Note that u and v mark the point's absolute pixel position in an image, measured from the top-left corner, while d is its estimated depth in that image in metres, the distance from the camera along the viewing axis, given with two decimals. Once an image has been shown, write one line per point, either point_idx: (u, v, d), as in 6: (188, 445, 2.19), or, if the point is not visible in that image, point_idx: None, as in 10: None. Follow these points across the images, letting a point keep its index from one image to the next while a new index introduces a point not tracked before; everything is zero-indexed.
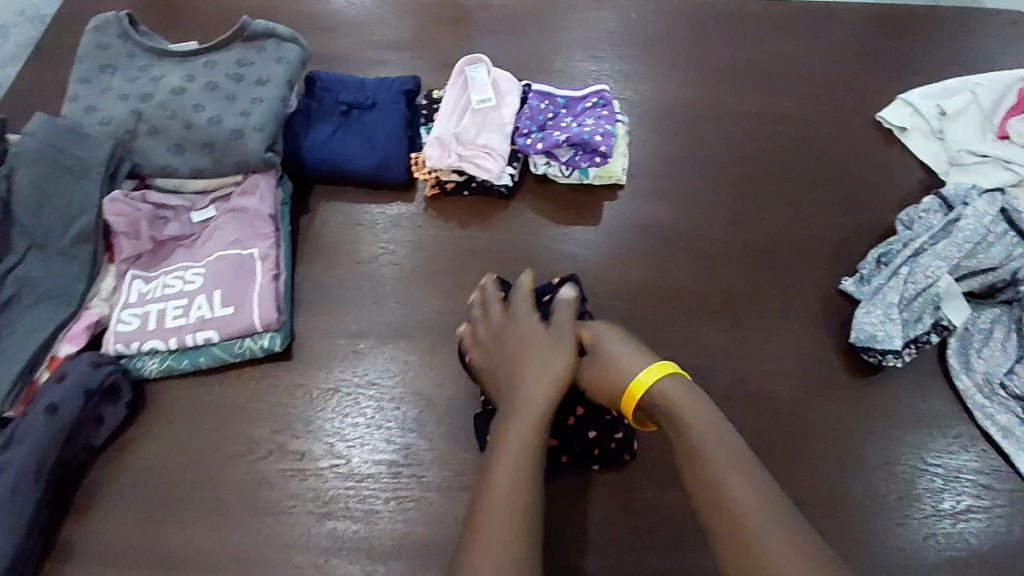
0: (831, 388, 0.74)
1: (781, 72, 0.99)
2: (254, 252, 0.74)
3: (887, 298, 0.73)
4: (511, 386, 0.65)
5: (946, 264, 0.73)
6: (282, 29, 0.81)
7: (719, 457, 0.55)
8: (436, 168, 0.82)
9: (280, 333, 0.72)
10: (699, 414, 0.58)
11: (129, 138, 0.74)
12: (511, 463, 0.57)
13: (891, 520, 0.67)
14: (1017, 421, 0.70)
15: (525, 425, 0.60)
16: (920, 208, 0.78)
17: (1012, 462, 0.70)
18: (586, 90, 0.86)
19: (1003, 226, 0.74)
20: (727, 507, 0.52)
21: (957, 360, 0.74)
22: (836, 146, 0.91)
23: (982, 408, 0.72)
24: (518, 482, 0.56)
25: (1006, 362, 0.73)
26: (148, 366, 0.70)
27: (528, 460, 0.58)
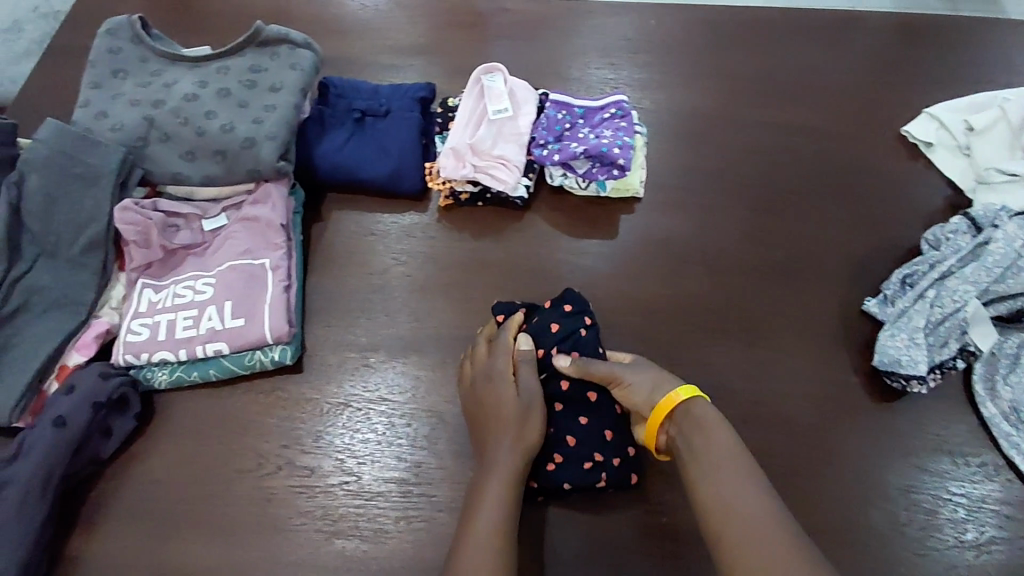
0: (852, 413, 0.72)
1: (803, 84, 0.96)
2: (265, 262, 0.73)
3: (914, 322, 0.71)
4: (489, 432, 0.64)
5: (975, 288, 0.71)
6: (296, 35, 0.80)
7: (726, 475, 0.57)
8: (451, 179, 0.80)
9: (291, 346, 0.71)
10: (715, 432, 0.60)
11: (140, 145, 0.73)
12: (490, 513, 0.58)
13: (911, 551, 0.65)
14: None
15: (501, 471, 0.60)
16: (947, 228, 0.76)
17: None
18: (604, 101, 0.84)
19: None
20: (728, 518, 0.54)
21: (982, 386, 0.72)
22: (859, 161, 0.89)
23: (1008, 436, 0.70)
24: (503, 530, 0.57)
25: None
26: (158, 378, 0.69)
27: (508, 509, 0.58)
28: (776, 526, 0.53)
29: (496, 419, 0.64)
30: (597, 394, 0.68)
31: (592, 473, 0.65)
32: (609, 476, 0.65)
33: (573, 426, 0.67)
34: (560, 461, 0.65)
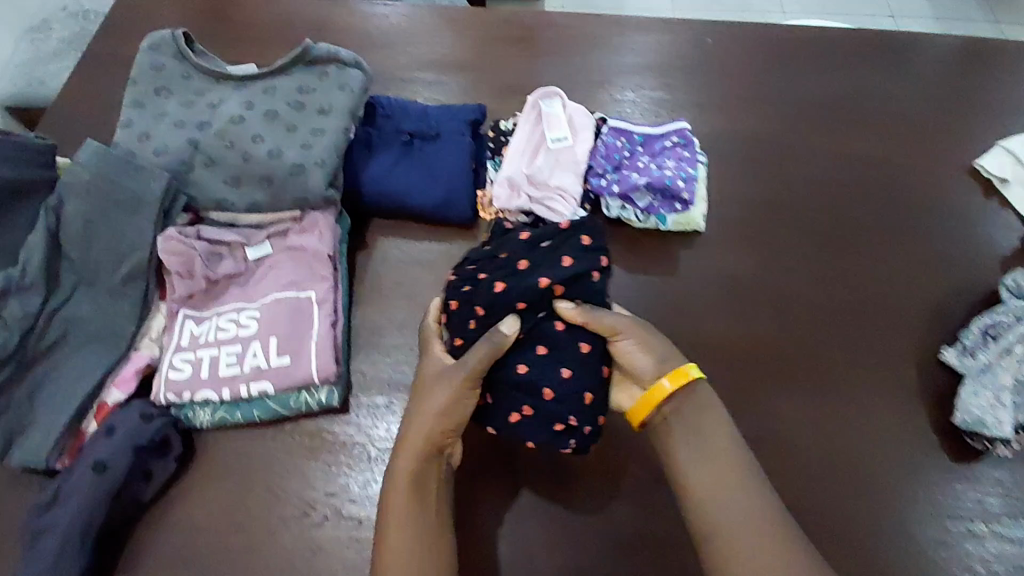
0: (932, 470, 0.67)
1: (868, 112, 0.92)
2: (312, 295, 0.69)
3: (1001, 380, 0.67)
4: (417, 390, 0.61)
5: None
6: (346, 53, 0.77)
7: (713, 463, 0.57)
8: (504, 210, 0.76)
9: (338, 387, 0.67)
10: (705, 412, 0.60)
11: (185, 170, 0.70)
12: (412, 479, 0.57)
13: None
14: None
15: (427, 421, 0.59)
16: None
17: None
18: (665, 128, 0.80)
19: None
20: (720, 506, 0.55)
21: None
22: (930, 196, 0.85)
23: None
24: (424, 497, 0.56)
25: None
26: (200, 417, 0.66)
27: (424, 471, 0.58)
28: (770, 516, 0.54)
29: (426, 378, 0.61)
30: (592, 345, 0.60)
31: (563, 438, 0.59)
32: (577, 444, 0.59)
33: (556, 378, 0.58)
34: (531, 415, 0.58)
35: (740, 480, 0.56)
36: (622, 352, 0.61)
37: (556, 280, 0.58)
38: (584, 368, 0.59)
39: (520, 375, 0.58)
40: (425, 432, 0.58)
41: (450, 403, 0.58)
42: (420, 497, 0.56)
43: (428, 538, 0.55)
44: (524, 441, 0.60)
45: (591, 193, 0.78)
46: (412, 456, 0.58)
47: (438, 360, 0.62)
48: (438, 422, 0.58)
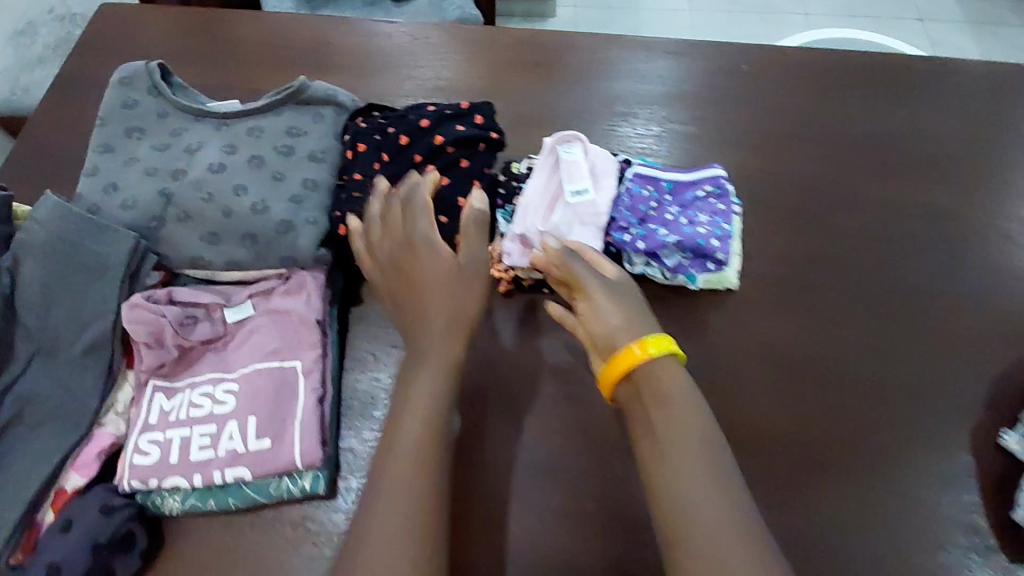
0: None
1: (922, 155, 0.83)
2: (298, 365, 0.62)
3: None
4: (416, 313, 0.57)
5: None
6: (344, 95, 0.69)
7: (708, 477, 0.49)
8: (516, 269, 0.67)
9: (324, 472, 0.60)
10: (679, 433, 0.51)
11: (155, 226, 0.62)
12: (398, 505, 0.48)
13: None
14: None
15: (417, 437, 0.51)
16: None
17: None
18: (697, 174, 0.71)
19: None
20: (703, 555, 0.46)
21: None
22: (992, 252, 0.76)
23: None
24: (412, 517, 0.48)
25: None
26: (169, 504, 0.58)
27: (431, 461, 0.51)
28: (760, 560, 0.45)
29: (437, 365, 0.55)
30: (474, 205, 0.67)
31: None
32: None
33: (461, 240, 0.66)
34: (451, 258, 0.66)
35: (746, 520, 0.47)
36: (583, 308, 0.59)
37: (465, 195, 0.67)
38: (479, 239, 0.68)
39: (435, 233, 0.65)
40: (397, 468, 0.50)
41: (442, 388, 0.54)
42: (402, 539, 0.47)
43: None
44: None
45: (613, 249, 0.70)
46: (389, 499, 0.49)
47: (436, 342, 0.56)
48: (423, 432, 0.52)
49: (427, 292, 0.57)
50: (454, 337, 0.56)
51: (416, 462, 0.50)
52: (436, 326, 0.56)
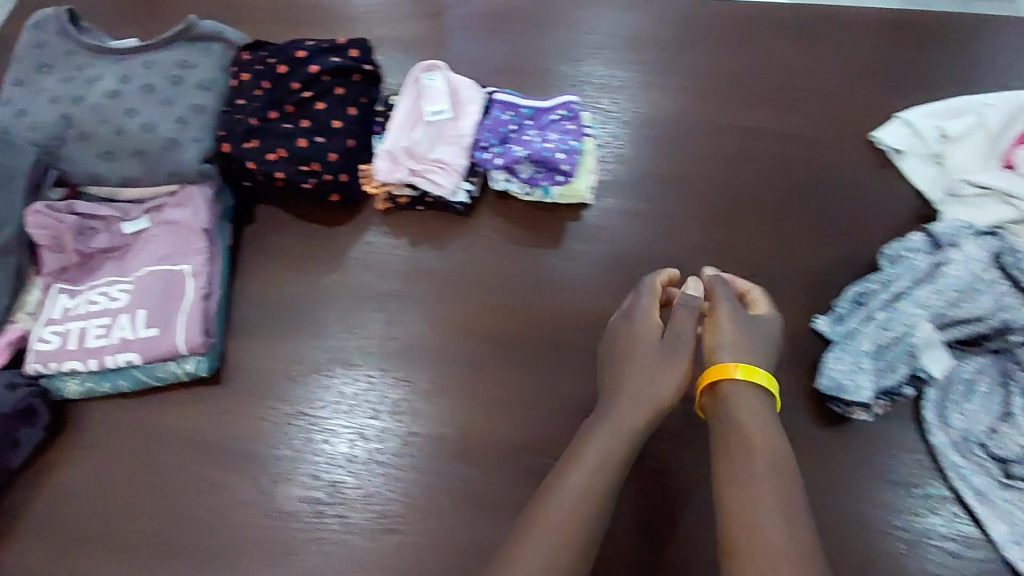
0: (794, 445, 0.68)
1: (774, 85, 0.90)
2: (186, 268, 0.70)
3: (863, 350, 0.68)
4: (623, 381, 0.61)
5: (925, 312, 0.67)
6: (233, 33, 0.77)
7: (764, 481, 0.52)
8: (387, 182, 0.76)
9: (206, 357, 0.68)
10: (777, 459, 0.54)
11: (57, 145, 0.71)
12: (552, 534, 0.51)
13: None
14: (995, 484, 0.65)
15: (593, 467, 0.55)
16: (905, 244, 0.73)
17: (985, 528, 0.64)
18: (554, 101, 0.80)
19: (995, 272, 0.68)
20: (760, 552, 0.48)
21: (934, 412, 0.69)
22: (824, 170, 0.84)
23: (956, 467, 0.66)
24: (569, 544, 0.51)
25: (988, 418, 0.67)
26: (69, 387, 0.67)
27: (599, 490, 0.54)
28: (790, 553, 0.47)
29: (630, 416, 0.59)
30: (343, 124, 0.75)
31: (306, 175, 0.73)
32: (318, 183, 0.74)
33: (326, 152, 0.74)
34: (318, 166, 0.73)
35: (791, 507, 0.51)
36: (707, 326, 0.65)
37: (338, 117, 0.75)
38: (349, 155, 0.75)
39: (303, 145, 0.73)
40: (582, 497, 0.54)
41: (623, 442, 0.57)
42: (547, 562, 0.50)
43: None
44: (276, 175, 0.73)
45: (476, 167, 0.78)
46: (557, 536, 0.51)
47: (623, 425, 0.58)
48: (593, 488, 0.54)
49: (626, 383, 0.61)
50: (650, 401, 0.59)
51: (587, 500, 0.54)
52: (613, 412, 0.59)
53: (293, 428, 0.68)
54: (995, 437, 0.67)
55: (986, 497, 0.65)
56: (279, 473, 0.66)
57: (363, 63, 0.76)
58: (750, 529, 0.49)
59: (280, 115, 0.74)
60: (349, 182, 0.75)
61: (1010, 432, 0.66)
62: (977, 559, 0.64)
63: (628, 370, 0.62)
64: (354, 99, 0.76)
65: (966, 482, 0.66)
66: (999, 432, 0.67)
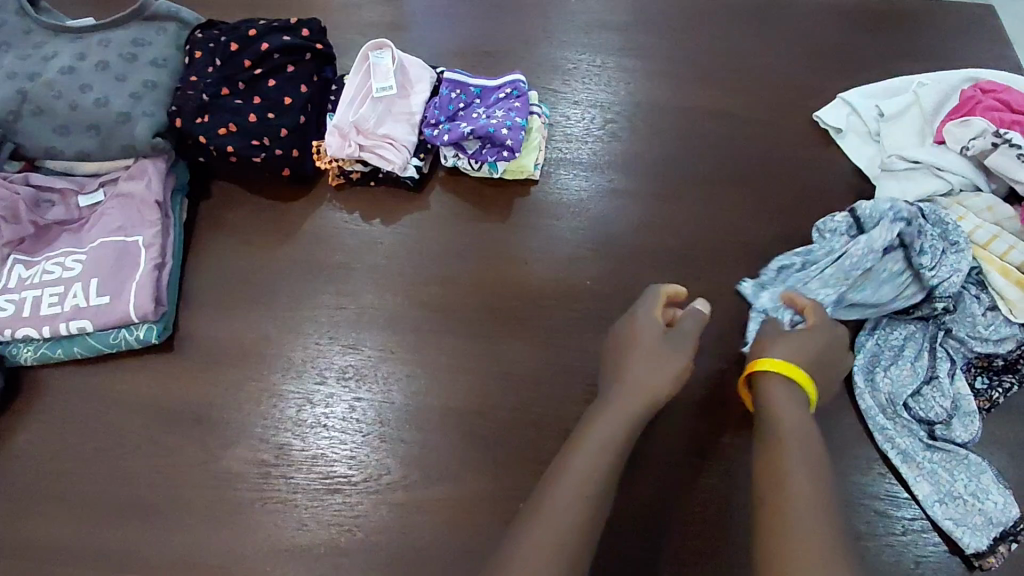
0: (739, 409, 0.69)
1: (722, 66, 0.92)
2: (139, 239, 0.72)
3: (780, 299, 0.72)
4: (632, 362, 0.62)
5: (834, 292, 0.71)
6: (187, 13, 0.79)
7: (804, 483, 0.51)
8: (337, 157, 0.78)
9: (157, 325, 0.70)
10: (805, 453, 0.54)
11: (12, 119, 0.73)
12: (569, 511, 0.52)
13: None
14: (919, 445, 0.67)
15: (603, 451, 0.56)
16: (831, 222, 0.76)
17: (911, 488, 0.66)
18: (501, 80, 0.82)
19: (899, 262, 0.71)
20: (794, 543, 0.47)
21: (862, 378, 0.70)
22: (769, 147, 0.86)
23: (883, 430, 0.68)
24: (585, 527, 0.52)
25: (913, 382, 0.69)
26: (23, 354, 0.69)
27: (602, 478, 0.55)
28: (828, 546, 0.47)
29: (632, 404, 0.59)
30: (294, 101, 0.77)
31: (255, 149, 0.75)
32: (268, 158, 0.76)
33: (276, 128, 0.76)
34: (268, 141, 0.75)
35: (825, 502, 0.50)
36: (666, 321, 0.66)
37: (289, 95, 0.77)
38: (299, 132, 0.77)
39: (253, 121, 0.75)
40: (594, 477, 0.54)
41: (629, 424, 0.58)
42: (554, 541, 0.51)
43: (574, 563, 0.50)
44: (226, 150, 0.75)
45: (426, 143, 0.81)
46: (563, 513, 0.52)
47: (624, 408, 0.59)
48: (604, 466, 0.55)
49: (637, 364, 0.62)
50: (662, 380, 0.60)
51: (596, 485, 0.54)
52: (620, 397, 0.60)
53: (246, 393, 0.70)
54: (918, 400, 0.69)
55: (915, 459, 0.67)
56: (232, 437, 0.68)
57: (316, 44, 0.79)
58: (783, 518, 0.49)
59: (232, 92, 0.76)
60: (301, 159, 0.78)
61: (931, 394, 0.69)
62: (906, 517, 0.66)
63: (635, 356, 0.62)
64: (305, 78, 0.78)
65: (896, 444, 0.67)
66: (921, 395, 0.69)
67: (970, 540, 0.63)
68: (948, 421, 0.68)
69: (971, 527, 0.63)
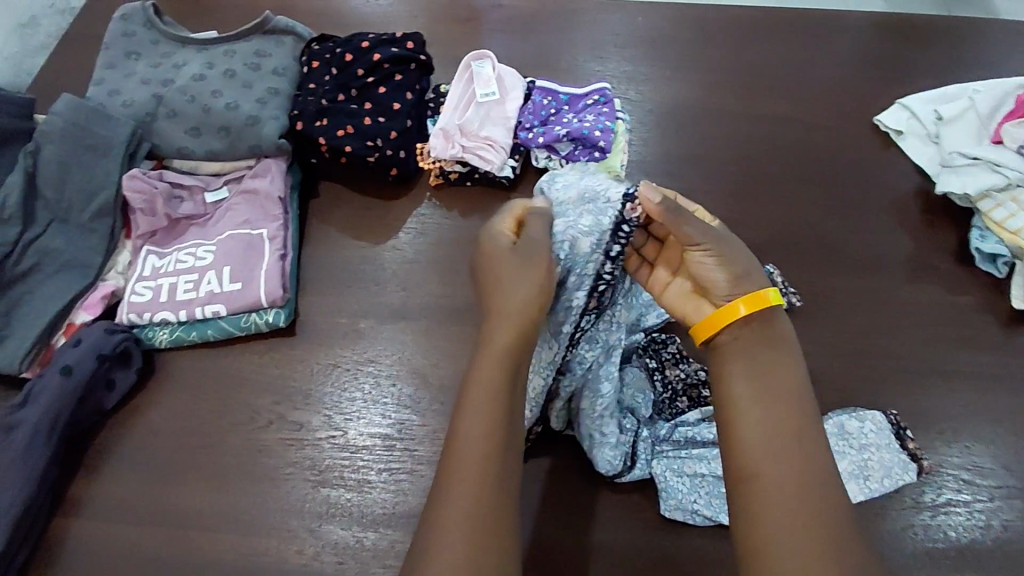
0: (829, 388, 0.74)
1: (785, 76, 0.99)
2: (263, 232, 0.77)
3: (606, 410, 0.65)
4: (494, 312, 0.58)
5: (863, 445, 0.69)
6: (303, 29, 0.88)
7: (775, 436, 0.53)
8: (440, 158, 0.84)
9: (284, 310, 0.75)
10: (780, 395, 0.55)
11: (149, 120, 0.81)
12: (470, 473, 0.51)
13: (880, 512, 0.67)
14: (959, 490, 0.69)
15: (487, 402, 0.53)
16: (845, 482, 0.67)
17: (984, 497, 0.69)
18: (588, 88, 0.89)
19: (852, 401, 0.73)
20: (767, 499, 0.50)
21: (909, 491, 0.68)
22: (837, 150, 0.92)
23: (936, 503, 0.68)
24: (490, 487, 0.50)
25: (960, 512, 0.68)
26: (159, 336, 0.74)
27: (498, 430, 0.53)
28: (803, 501, 0.50)
29: (494, 365, 0.55)
30: (402, 106, 0.84)
31: (369, 149, 0.81)
32: (380, 157, 0.82)
33: (387, 132, 0.82)
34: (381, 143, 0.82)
35: (803, 455, 0.52)
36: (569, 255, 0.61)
37: (398, 101, 0.84)
38: (407, 135, 0.83)
39: (367, 124, 0.82)
40: (484, 439, 0.52)
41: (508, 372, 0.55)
42: (466, 513, 0.49)
43: (495, 527, 0.49)
44: (344, 150, 0.81)
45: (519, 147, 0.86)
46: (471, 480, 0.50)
47: (496, 366, 0.55)
48: (490, 428, 0.52)
49: (502, 309, 0.57)
50: (520, 320, 0.57)
51: (484, 445, 0.52)
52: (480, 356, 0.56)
53: (362, 373, 0.74)
54: (968, 511, 0.68)
55: (873, 471, 0.68)
56: (350, 411, 0.71)
57: (421, 55, 0.86)
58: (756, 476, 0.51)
59: (347, 98, 0.83)
60: (407, 159, 0.83)
61: (977, 508, 0.68)
62: (934, 491, 0.69)
63: (497, 299, 0.58)
64: (411, 86, 0.85)
65: (851, 462, 0.68)
66: (972, 509, 0.68)
67: None
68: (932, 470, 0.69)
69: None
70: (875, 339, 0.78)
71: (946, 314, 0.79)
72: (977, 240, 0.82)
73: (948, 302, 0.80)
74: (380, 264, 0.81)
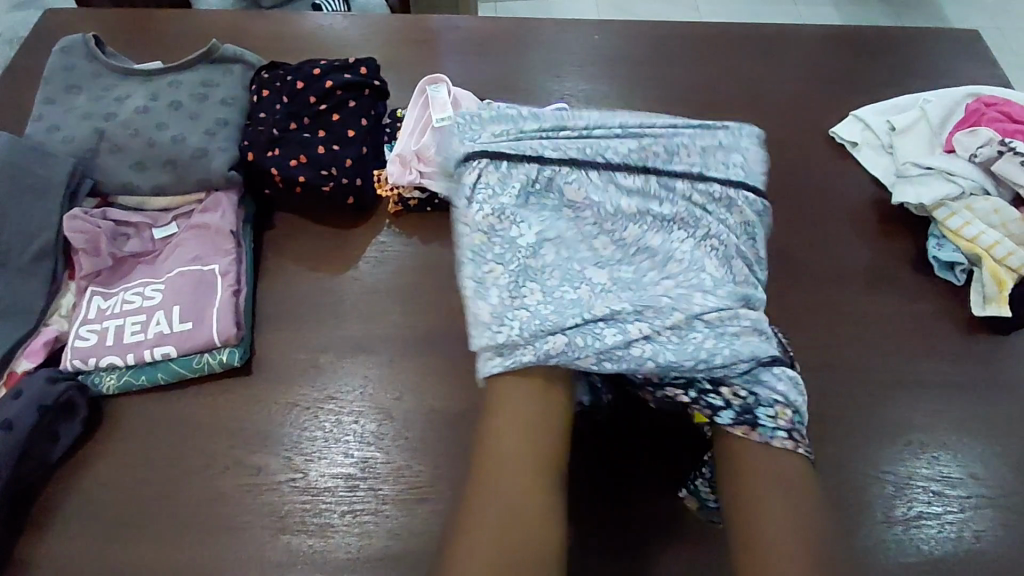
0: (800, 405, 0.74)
1: (742, 91, 0.99)
2: (215, 267, 0.75)
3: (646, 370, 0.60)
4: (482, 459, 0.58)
5: (942, 514, 0.68)
6: (251, 56, 0.87)
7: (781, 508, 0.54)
8: (398, 184, 0.82)
9: (239, 348, 0.73)
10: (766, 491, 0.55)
11: (91, 156, 0.79)
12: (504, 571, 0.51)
13: (860, 529, 0.67)
14: (928, 500, 0.69)
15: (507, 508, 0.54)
16: (932, 549, 0.66)
17: (957, 506, 0.68)
18: (546, 109, 0.88)
19: (874, 472, 0.70)
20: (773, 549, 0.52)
21: (883, 509, 0.68)
22: (795, 163, 0.92)
23: (907, 515, 0.68)
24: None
25: (934, 523, 0.67)
26: (106, 382, 0.71)
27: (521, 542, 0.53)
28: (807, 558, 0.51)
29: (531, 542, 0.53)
30: (356, 132, 0.82)
31: (324, 179, 0.80)
32: (335, 186, 0.80)
33: (340, 161, 0.80)
34: (337, 171, 0.80)
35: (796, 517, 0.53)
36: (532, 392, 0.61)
37: (352, 127, 0.82)
38: (362, 161, 0.82)
39: (321, 153, 0.80)
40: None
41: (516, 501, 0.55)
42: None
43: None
44: (297, 180, 0.79)
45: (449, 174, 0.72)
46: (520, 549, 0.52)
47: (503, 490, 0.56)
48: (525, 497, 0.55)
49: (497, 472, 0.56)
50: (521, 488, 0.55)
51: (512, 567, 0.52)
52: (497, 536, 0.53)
53: (320, 411, 0.71)
54: (940, 521, 0.67)
55: (944, 524, 0.67)
56: (309, 452, 0.69)
57: (375, 80, 0.85)
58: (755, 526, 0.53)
59: (299, 126, 0.82)
60: (363, 187, 0.81)
61: (948, 515, 0.68)
62: (906, 505, 0.68)
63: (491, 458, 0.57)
64: (365, 112, 0.84)
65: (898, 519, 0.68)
66: (945, 518, 0.68)
67: (1007, 485, 0.70)
68: (900, 487, 0.69)
69: (998, 484, 0.70)
70: (841, 351, 0.78)
71: (909, 323, 0.80)
72: (935, 248, 0.83)
73: (910, 310, 0.81)
74: (336, 294, 0.79)
